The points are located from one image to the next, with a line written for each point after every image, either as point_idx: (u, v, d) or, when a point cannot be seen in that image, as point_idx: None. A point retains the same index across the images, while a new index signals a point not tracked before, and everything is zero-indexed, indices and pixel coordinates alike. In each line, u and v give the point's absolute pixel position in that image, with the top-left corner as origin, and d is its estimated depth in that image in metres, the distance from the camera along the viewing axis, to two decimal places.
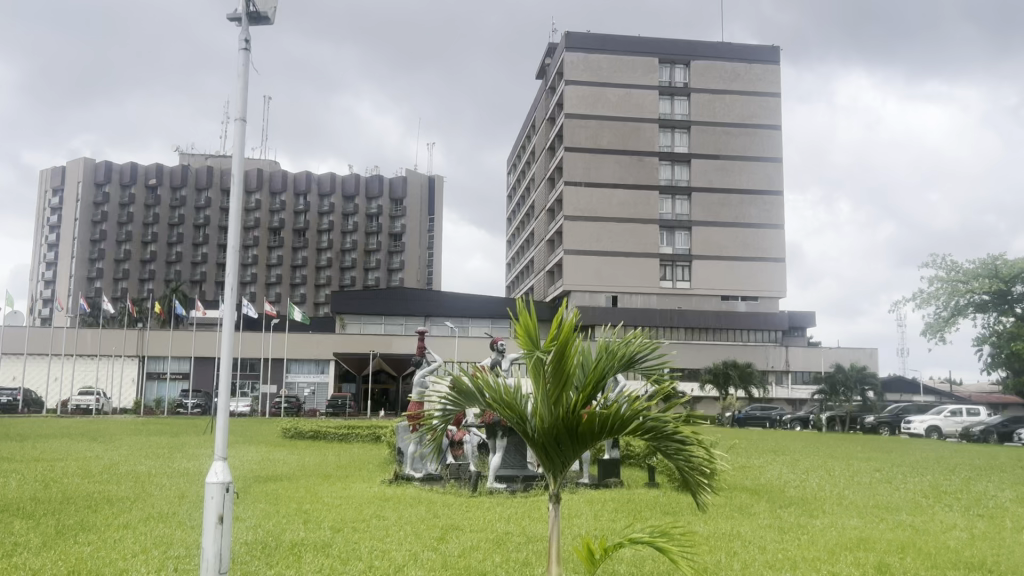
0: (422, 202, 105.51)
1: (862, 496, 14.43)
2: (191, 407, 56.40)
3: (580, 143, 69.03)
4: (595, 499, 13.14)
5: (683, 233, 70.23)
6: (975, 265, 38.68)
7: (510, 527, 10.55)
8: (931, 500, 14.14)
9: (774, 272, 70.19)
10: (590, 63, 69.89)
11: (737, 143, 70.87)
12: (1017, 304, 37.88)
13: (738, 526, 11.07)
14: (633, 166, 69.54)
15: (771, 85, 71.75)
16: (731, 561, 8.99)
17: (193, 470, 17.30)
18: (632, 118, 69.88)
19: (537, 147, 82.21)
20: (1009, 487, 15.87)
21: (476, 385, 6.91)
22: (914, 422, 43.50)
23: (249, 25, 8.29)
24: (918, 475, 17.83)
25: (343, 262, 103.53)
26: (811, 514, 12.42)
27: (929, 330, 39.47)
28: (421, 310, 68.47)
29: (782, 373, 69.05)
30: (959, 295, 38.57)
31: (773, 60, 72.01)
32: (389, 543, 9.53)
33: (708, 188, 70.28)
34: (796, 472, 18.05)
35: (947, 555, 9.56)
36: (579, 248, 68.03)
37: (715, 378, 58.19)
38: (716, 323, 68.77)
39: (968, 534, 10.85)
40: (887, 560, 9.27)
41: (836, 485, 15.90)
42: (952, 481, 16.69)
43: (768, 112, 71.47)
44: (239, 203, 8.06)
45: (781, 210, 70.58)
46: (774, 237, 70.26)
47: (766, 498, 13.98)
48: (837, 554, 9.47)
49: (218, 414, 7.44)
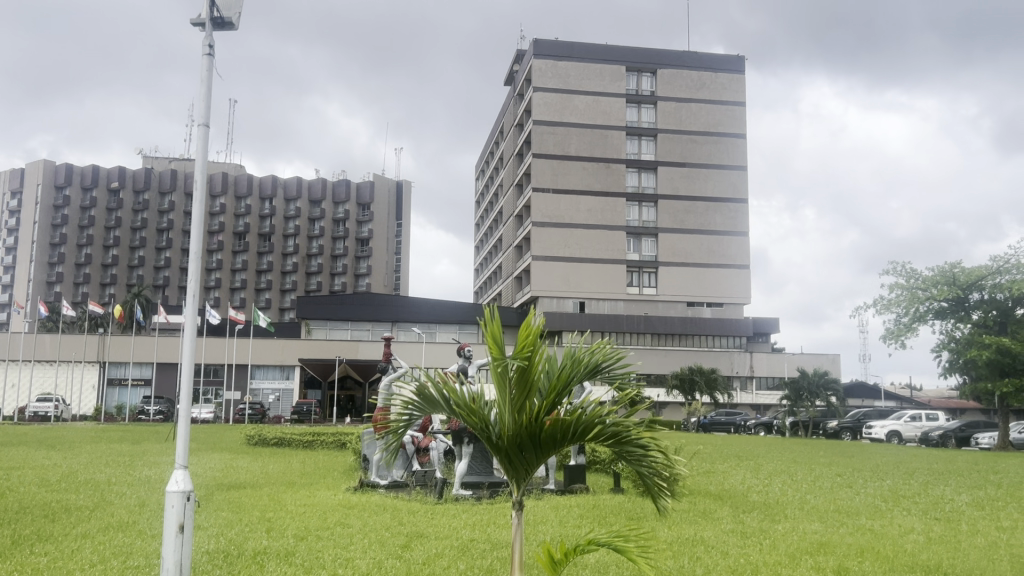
0: (388, 206, 105.01)
1: (823, 501, 14.62)
2: (153, 414, 55.59)
3: (547, 150, 69.24)
4: (559, 504, 13.23)
5: (649, 240, 70.75)
6: (934, 272, 39.37)
7: (474, 533, 10.56)
8: (890, 505, 14.40)
9: (738, 278, 70.97)
10: (558, 69, 70.14)
11: (703, 151, 71.63)
12: (974, 311, 38.65)
13: (702, 531, 11.17)
14: (601, 173, 69.90)
15: (735, 94, 72.64)
16: (692, 566, 9.08)
17: (154, 478, 16.98)
18: (599, 124, 70.30)
19: (505, 153, 82.40)
20: (966, 490, 16.26)
21: (441, 392, 6.90)
22: (875, 427, 44.23)
23: (213, 31, 8.23)
24: (878, 480, 18.14)
25: (309, 268, 102.74)
26: (774, 519, 12.55)
27: (890, 336, 40.10)
28: (387, 316, 68.22)
29: (747, 379, 69.78)
30: (918, 302, 39.24)
31: (738, 69, 72.95)
32: (353, 551, 9.47)
33: (674, 195, 70.91)
34: (759, 477, 18.20)
35: (904, 559, 9.73)
36: (546, 253, 68.26)
37: (681, 384, 58.59)
38: (681, 329, 69.56)
39: (924, 538, 11.07)
40: (846, 563, 9.41)
41: (798, 490, 16.06)
42: (910, 486, 17.04)
43: (733, 121, 72.36)
44: (202, 209, 7.97)
45: (746, 217, 71.39)
46: (739, 243, 71.09)
47: (729, 503, 14.09)
48: (797, 559, 9.60)
49: (179, 421, 7.33)
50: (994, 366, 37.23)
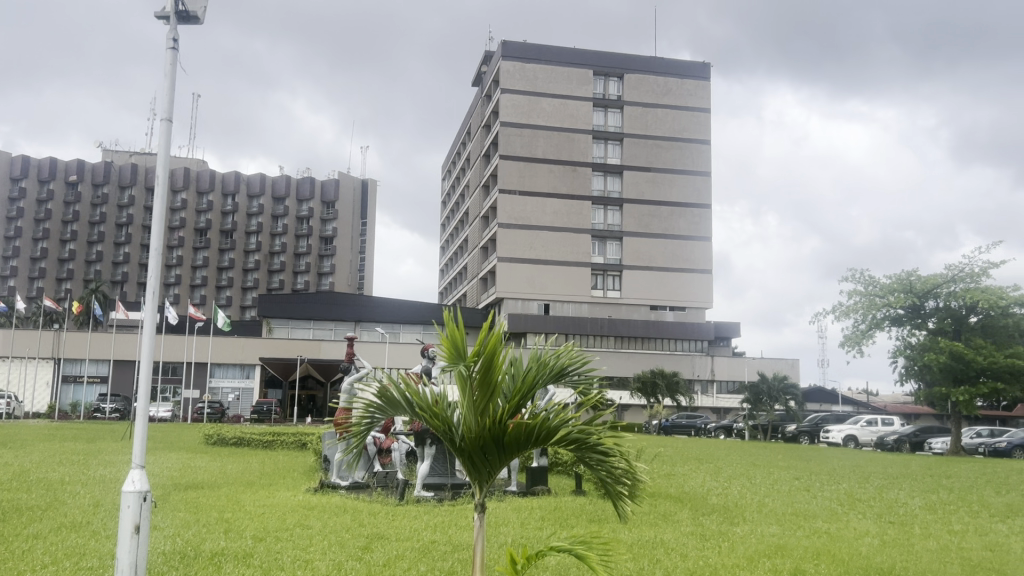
0: (354, 205, 104.28)
1: (781, 504, 14.82)
2: (108, 412, 54.54)
3: (514, 152, 69.28)
4: (521, 507, 13.24)
5: (614, 243, 71.14)
6: (891, 280, 40.12)
7: (435, 535, 10.51)
8: (846, 508, 14.64)
9: (701, 283, 71.69)
10: (526, 72, 70.27)
11: (668, 156, 72.23)
12: (929, 318, 39.44)
13: (661, 534, 11.26)
14: (567, 176, 70.11)
15: (701, 101, 73.40)
16: (652, 568, 9.16)
17: (109, 478, 16.67)
18: (566, 127, 70.52)
19: (472, 154, 82.37)
20: (919, 494, 16.61)
21: (404, 394, 6.87)
22: (833, 432, 44.96)
23: (178, 25, 8.11)
24: (834, 484, 18.42)
25: (272, 265, 101.62)
26: (732, 522, 12.70)
27: (848, 342, 40.77)
28: (350, 315, 67.80)
29: (708, 382, 70.56)
30: (876, 310, 39.96)
31: (703, 76, 73.71)
32: (312, 552, 9.38)
33: (640, 200, 71.43)
34: (719, 480, 18.39)
35: (858, 561, 9.93)
36: (512, 255, 68.30)
37: (644, 387, 58.94)
38: (644, 332, 70.01)
39: (879, 541, 11.29)
40: (802, 566, 9.56)
41: (756, 493, 16.26)
42: (866, 490, 17.32)
43: (698, 127, 73.08)
44: (163, 205, 7.84)
45: (709, 222, 72.16)
46: (702, 248, 71.83)
47: (689, 506, 14.22)
48: (755, 562, 9.74)
49: (136, 420, 7.20)
50: (948, 373, 38.05)
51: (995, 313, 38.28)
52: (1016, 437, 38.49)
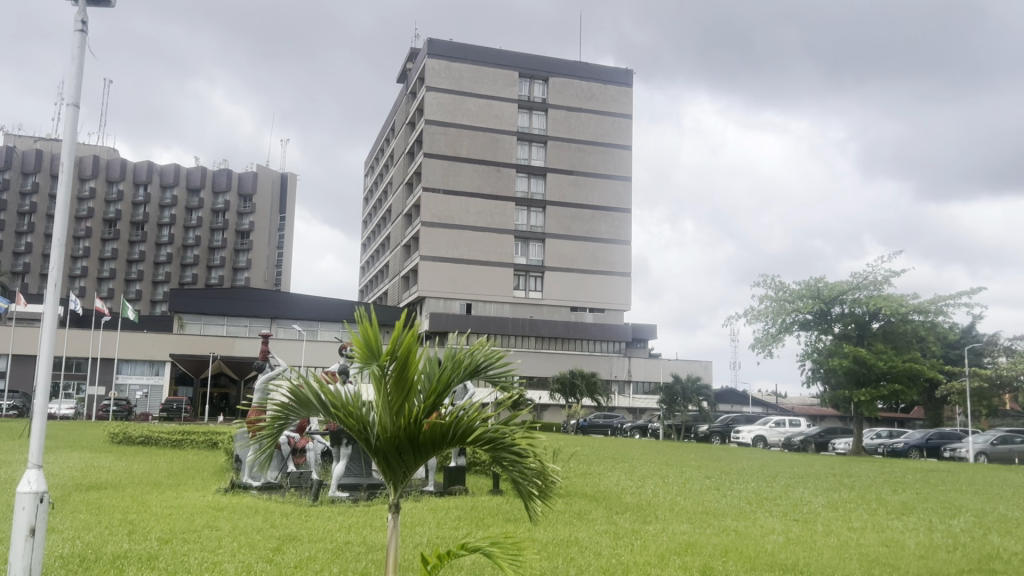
0: (272, 199, 102.11)
1: (692, 502, 15.20)
2: (5, 410, 51.98)
3: (438, 151, 68.97)
4: (437, 507, 13.20)
5: (536, 245, 71.64)
6: (800, 286, 41.56)
7: (349, 536, 10.37)
8: (754, 506, 15.12)
9: (621, 285, 72.82)
10: (451, 71, 70.08)
11: (591, 160, 73.13)
12: (835, 323, 41.03)
13: (576, 532, 11.41)
14: (491, 176, 70.20)
15: (623, 106, 74.60)
16: (565, 567, 9.22)
17: (5, 478, 15.91)
18: (491, 127, 70.59)
19: (395, 151, 81.70)
20: (823, 493, 17.28)
21: (317, 394, 6.76)
22: (744, 432, 46.29)
23: (87, 7, 7.79)
24: (744, 482, 18.98)
25: (185, 259, 98.62)
26: (645, 520, 12.96)
27: (759, 344, 42.06)
28: (267, 311, 66.36)
29: (625, 383, 71.82)
30: (785, 314, 41.32)
31: (626, 82, 74.94)
32: (220, 554, 9.14)
33: (562, 202, 72.12)
34: (633, 479, 18.72)
35: (764, 558, 10.24)
36: (434, 254, 67.97)
37: (563, 387, 59.46)
38: (564, 332, 70.64)
39: (783, 538, 11.69)
40: (711, 563, 9.79)
41: (668, 492, 16.63)
42: (773, 488, 17.92)
43: (620, 132, 74.22)
44: (68, 194, 7.51)
45: (629, 226, 73.38)
46: (622, 251, 72.98)
47: (604, 504, 14.46)
48: (666, 559, 9.95)
49: (35, 417, 6.89)
50: (851, 376, 39.67)
51: (895, 320, 40.05)
52: (913, 439, 40.29)
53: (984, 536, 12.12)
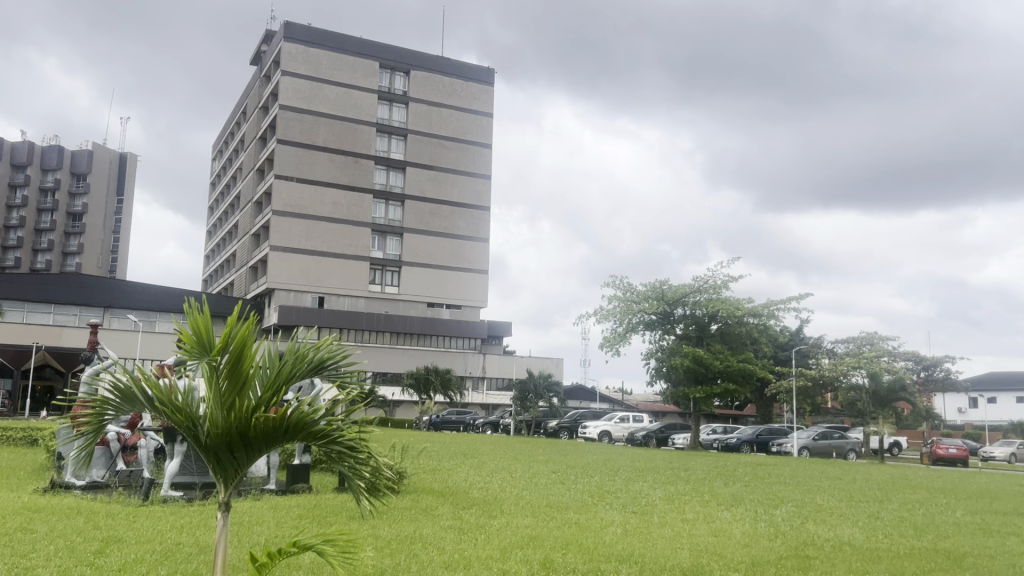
0: (109, 181, 95.90)
1: (537, 497, 15.49)
2: None
3: (294, 138, 66.93)
4: (278, 505, 12.80)
5: (393, 239, 70.96)
6: (646, 287, 43.26)
7: (181, 537, 9.88)
8: (596, 499, 15.59)
9: (477, 282, 73.35)
10: (309, 57, 68.22)
11: (450, 156, 73.23)
12: (679, 324, 42.98)
13: (421, 528, 11.38)
14: (348, 167, 68.86)
15: (484, 104, 75.21)
16: (408, 564, 9.18)
17: None
18: (349, 117, 69.24)
19: (247, 136, 78.63)
20: (660, 486, 18.09)
21: (143, 387, 6.42)
22: (590, 427, 47.63)
23: None
24: (587, 477, 19.57)
25: (6, 241, 90.90)
26: (490, 514, 13.09)
27: (607, 343, 43.43)
28: (100, 300, 62.23)
29: (478, 379, 72.58)
30: (632, 314, 42.84)
31: (487, 80, 75.59)
32: (33, 559, 8.48)
33: (421, 197, 71.77)
34: (481, 474, 18.88)
35: (601, 550, 10.59)
36: (286, 245, 65.94)
37: (416, 382, 59.11)
38: (420, 328, 70.37)
39: (622, 529, 12.14)
40: (550, 556, 10.01)
41: (514, 487, 16.87)
42: (614, 482, 18.57)
43: (480, 130, 74.74)
44: None
45: (487, 224, 74.04)
46: (479, 249, 73.52)
47: (450, 500, 14.48)
48: (508, 552, 10.09)
49: None
50: (691, 374, 41.76)
51: (732, 322, 42.43)
52: (745, 434, 42.83)
53: (801, 524, 13.07)
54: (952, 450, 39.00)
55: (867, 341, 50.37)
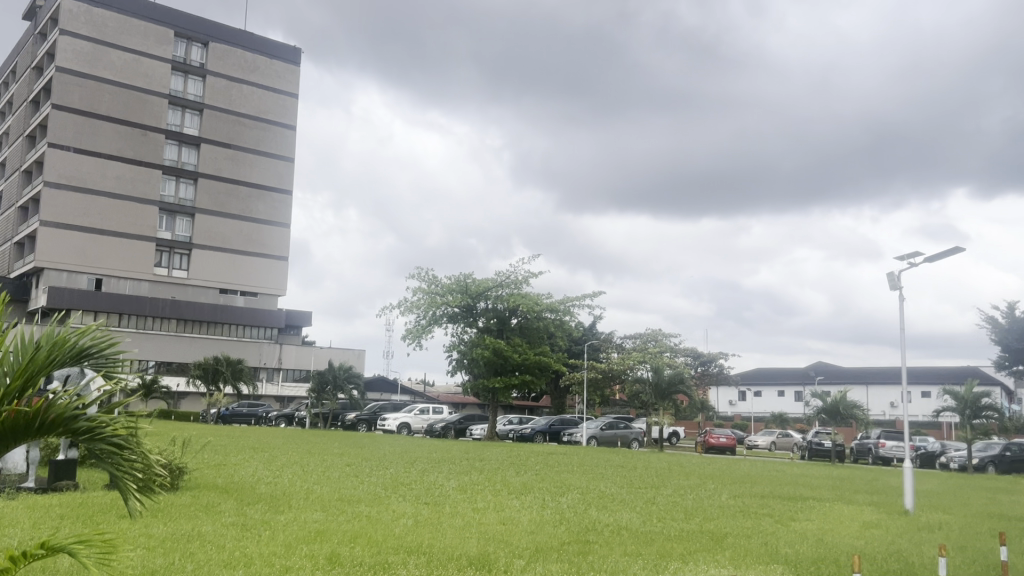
0: None
1: (328, 490, 15.16)
2: None
3: (72, 103, 61.23)
4: (36, 505, 11.68)
5: (183, 219, 66.89)
6: (450, 281, 43.51)
7: None
8: (388, 492, 15.51)
9: (275, 269, 70.85)
10: (93, 17, 62.71)
11: (251, 136, 70.08)
12: (479, 318, 43.68)
13: (199, 526, 10.80)
14: (135, 140, 64.06)
15: (288, 84, 72.64)
16: (182, 563, 8.68)
17: None
18: (138, 86, 64.42)
19: (15, 97, 71.14)
20: (454, 476, 18.31)
21: None
22: (389, 419, 47.31)
23: None
24: (381, 469, 19.43)
25: None
26: (277, 510, 12.65)
27: (409, 335, 43.34)
28: None
29: (273, 370, 70.30)
30: (435, 307, 42.97)
31: (292, 60, 73.05)
32: None
33: (216, 176, 68.14)
34: (270, 468, 18.24)
35: (390, 542, 10.55)
36: (59, 221, 60.34)
37: (204, 373, 55.80)
38: (210, 316, 67.06)
39: (413, 521, 12.15)
40: (337, 550, 9.84)
41: (304, 481, 16.43)
42: (408, 474, 18.57)
43: (283, 111, 72.10)
44: None
45: (288, 208, 71.65)
46: (279, 234, 71.01)
47: (235, 496, 13.86)
48: (293, 548, 9.81)
49: None
50: (490, 366, 42.70)
51: (531, 317, 43.78)
52: (538, 425, 44.32)
53: (585, 511, 13.70)
54: (722, 439, 42.49)
55: (654, 337, 53.83)
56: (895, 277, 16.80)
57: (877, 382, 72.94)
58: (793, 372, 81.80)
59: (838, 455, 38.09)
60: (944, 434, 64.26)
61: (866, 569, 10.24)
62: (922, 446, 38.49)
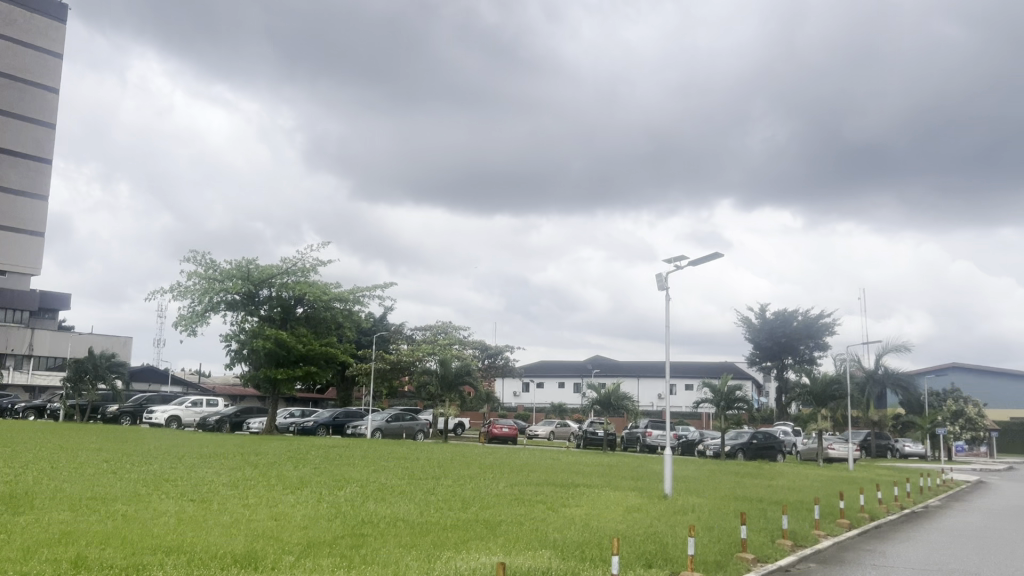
0: None
1: (79, 489, 13.90)
2: None
3: None
4: None
5: None
6: (231, 266, 41.18)
7: None
8: (151, 489, 14.48)
9: (30, 246, 64.22)
10: None
11: (5, 96, 62.84)
12: (262, 306, 41.93)
13: None
14: None
15: (52, 43, 65.95)
16: None
17: None
18: None
19: None
20: (225, 471, 17.44)
21: None
22: (155, 412, 44.30)
23: None
24: (145, 465, 18.11)
25: None
26: (15, 511, 11.41)
27: (182, 323, 40.83)
28: None
29: (23, 358, 64.75)
30: (213, 293, 40.70)
31: (57, 16, 66.41)
32: None
33: None
34: (11, 466, 16.42)
35: (147, 542, 9.86)
36: None
37: None
38: None
39: (175, 519, 11.44)
40: (85, 553, 9.05)
41: (52, 479, 14.95)
42: (175, 470, 17.43)
43: (45, 71, 65.37)
44: None
45: (47, 179, 65.12)
46: (36, 208, 64.44)
47: None
48: (31, 552, 8.89)
49: None
50: (271, 357, 41.20)
51: (317, 306, 42.76)
52: (322, 417, 43.34)
53: (362, 504, 13.54)
54: (504, 429, 43.73)
55: (442, 329, 54.64)
56: (664, 278, 18.03)
57: (646, 375, 78.25)
58: (572, 365, 85.87)
59: (610, 444, 40.43)
60: (702, 423, 70.10)
61: (625, 550, 10.91)
62: (684, 435, 41.74)
